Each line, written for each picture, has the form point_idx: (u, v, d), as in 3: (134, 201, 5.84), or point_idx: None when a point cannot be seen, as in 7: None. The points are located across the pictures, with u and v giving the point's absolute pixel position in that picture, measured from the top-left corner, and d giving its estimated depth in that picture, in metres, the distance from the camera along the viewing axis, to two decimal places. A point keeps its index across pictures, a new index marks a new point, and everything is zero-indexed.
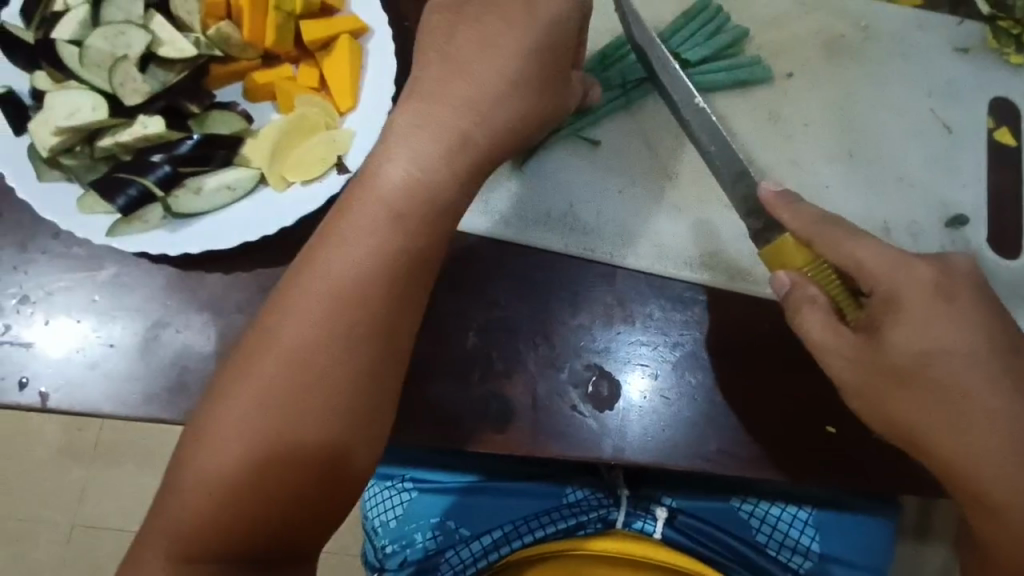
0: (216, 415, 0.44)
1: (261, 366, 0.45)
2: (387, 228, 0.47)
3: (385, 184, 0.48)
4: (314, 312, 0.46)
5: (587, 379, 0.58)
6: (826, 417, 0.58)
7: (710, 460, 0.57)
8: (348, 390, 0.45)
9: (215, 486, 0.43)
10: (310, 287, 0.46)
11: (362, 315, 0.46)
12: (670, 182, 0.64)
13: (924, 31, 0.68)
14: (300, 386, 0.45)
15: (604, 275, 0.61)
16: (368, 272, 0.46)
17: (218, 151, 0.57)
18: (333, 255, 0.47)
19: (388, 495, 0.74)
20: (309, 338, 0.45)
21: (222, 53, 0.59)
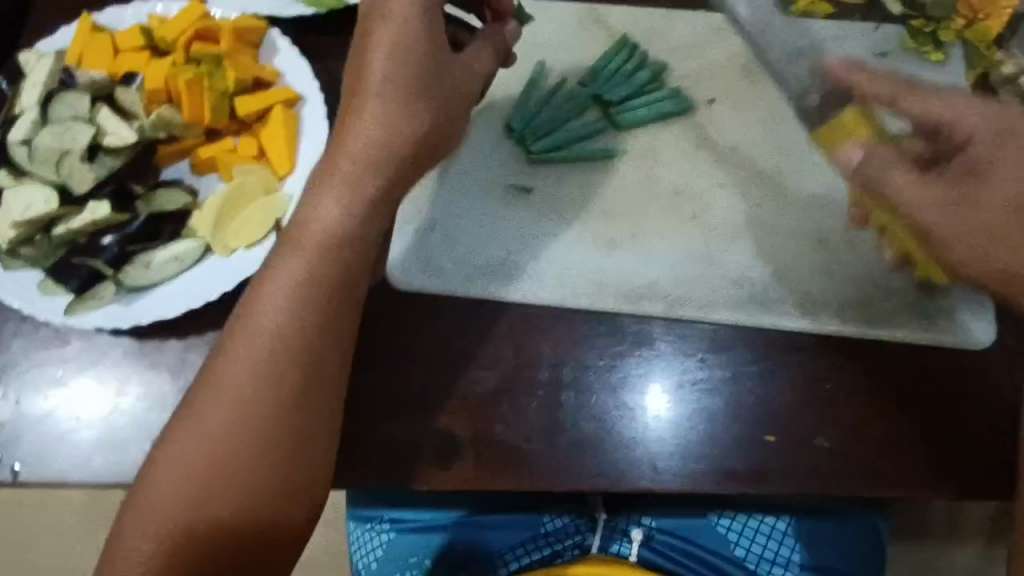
0: (164, 458, 0.47)
1: (200, 417, 0.47)
2: (310, 279, 0.49)
3: (309, 241, 0.49)
4: (243, 359, 0.47)
5: (527, 410, 0.57)
6: (766, 426, 0.56)
7: (658, 486, 0.55)
8: (286, 442, 0.47)
9: (163, 529, 0.45)
10: (254, 334, 0.48)
11: (294, 365, 0.47)
12: (605, 217, 0.64)
13: (842, 41, 0.69)
14: (239, 437, 0.46)
15: (541, 317, 0.61)
16: (298, 321, 0.48)
17: (167, 225, 0.62)
18: (262, 305, 0.48)
19: (369, 537, 0.75)
20: (248, 386, 0.47)
21: (167, 134, 0.63)
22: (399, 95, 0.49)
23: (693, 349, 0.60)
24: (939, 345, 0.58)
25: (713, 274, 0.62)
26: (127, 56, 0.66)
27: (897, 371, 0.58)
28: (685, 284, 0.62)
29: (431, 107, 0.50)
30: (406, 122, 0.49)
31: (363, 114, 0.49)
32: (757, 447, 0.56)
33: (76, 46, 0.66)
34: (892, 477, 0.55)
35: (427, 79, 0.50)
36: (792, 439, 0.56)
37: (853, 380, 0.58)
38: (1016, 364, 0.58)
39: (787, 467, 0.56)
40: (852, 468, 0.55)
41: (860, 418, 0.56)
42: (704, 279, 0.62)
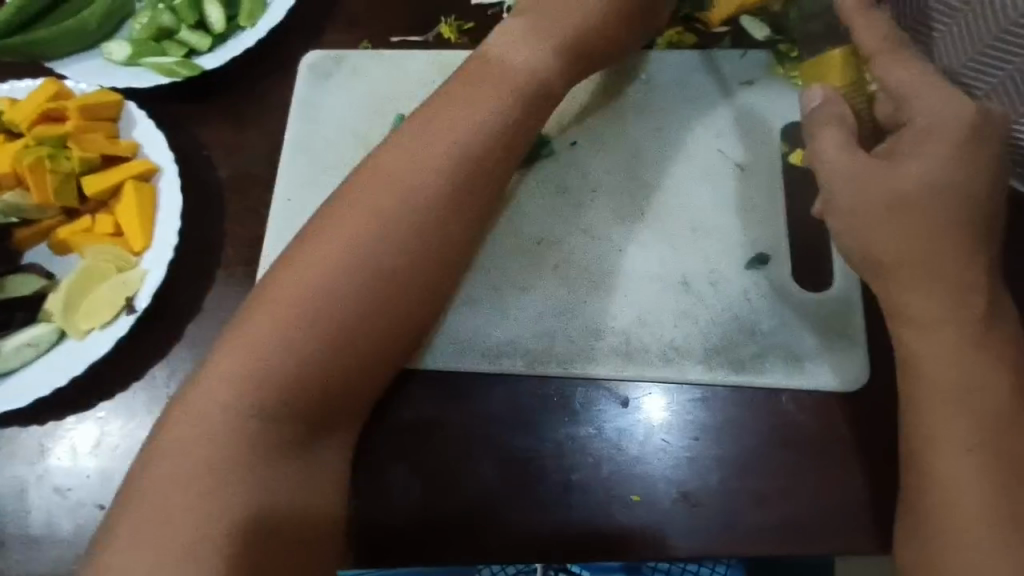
0: (268, 312, 0.49)
1: (269, 304, 0.49)
2: (339, 296, 0.49)
3: (339, 256, 0.50)
4: (311, 326, 0.48)
5: (388, 478, 0.56)
6: (631, 485, 0.55)
7: (540, 544, 0.54)
8: (332, 378, 0.49)
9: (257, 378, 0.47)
10: (337, 253, 0.51)
11: (315, 380, 0.48)
12: (469, 272, 0.62)
13: (705, 72, 0.67)
14: (293, 343, 0.48)
15: (394, 384, 0.59)
16: (324, 334, 0.48)
17: (18, 312, 0.61)
18: (293, 306, 0.49)
19: None
20: (324, 296, 0.49)
21: (20, 218, 0.63)
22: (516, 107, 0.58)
23: (569, 404, 0.58)
24: (800, 390, 0.56)
25: (577, 325, 0.60)
26: None
27: (765, 416, 0.56)
28: (550, 339, 0.59)
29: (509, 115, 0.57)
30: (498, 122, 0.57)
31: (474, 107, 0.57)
32: (629, 512, 0.54)
33: None
34: (758, 536, 0.53)
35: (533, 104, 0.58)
36: (655, 503, 0.54)
37: (719, 430, 0.56)
38: (883, 408, 0.56)
39: (652, 530, 0.54)
40: (720, 526, 0.53)
41: (721, 474, 0.55)
42: (569, 332, 0.59)
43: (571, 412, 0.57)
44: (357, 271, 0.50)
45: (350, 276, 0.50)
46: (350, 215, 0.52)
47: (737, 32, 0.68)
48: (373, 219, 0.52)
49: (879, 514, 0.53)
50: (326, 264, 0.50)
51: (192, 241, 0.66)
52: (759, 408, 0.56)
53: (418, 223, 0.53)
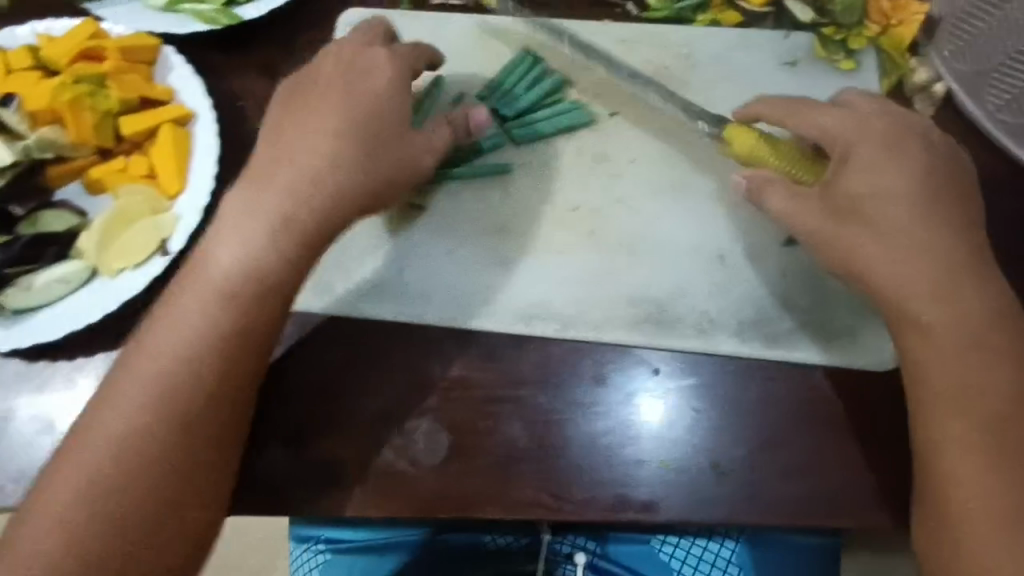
0: (104, 410, 0.50)
1: (114, 396, 0.50)
2: (188, 363, 0.50)
3: (178, 328, 0.51)
4: (142, 420, 0.49)
5: (414, 434, 0.56)
6: (661, 451, 0.55)
7: (561, 508, 0.54)
8: (168, 464, 0.49)
9: (87, 481, 0.48)
10: (169, 339, 0.51)
11: (160, 446, 0.49)
12: (503, 236, 0.62)
13: (749, 51, 0.67)
14: (131, 435, 0.49)
15: (428, 339, 0.59)
16: (169, 404, 0.50)
17: (49, 247, 0.61)
18: (145, 375, 0.50)
19: (307, 557, 0.82)
20: (155, 387, 0.50)
21: (55, 154, 0.63)
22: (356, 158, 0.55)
23: (599, 369, 0.58)
24: (833, 365, 0.57)
25: (610, 292, 0.60)
26: (16, 77, 0.65)
27: (797, 390, 0.56)
28: (585, 304, 0.60)
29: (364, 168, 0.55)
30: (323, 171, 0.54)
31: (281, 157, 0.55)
32: (639, 487, 0.54)
33: None
34: (787, 507, 0.53)
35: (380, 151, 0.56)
36: (686, 470, 0.55)
37: (752, 401, 0.56)
38: None
39: (684, 494, 0.54)
40: (751, 496, 0.54)
41: (751, 444, 0.55)
42: (603, 300, 0.60)
43: (598, 378, 0.57)
44: (189, 359, 0.50)
45: (191, 357, 0.51)
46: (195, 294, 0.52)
47: (782, 11, 0.68)
48: (221, 283, 0.52)
49: (901, 494, 0.53)
50: (165, 351, 0.51)
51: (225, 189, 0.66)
52: (791, 382, 0.56)
53: (241, 286, 0.52)
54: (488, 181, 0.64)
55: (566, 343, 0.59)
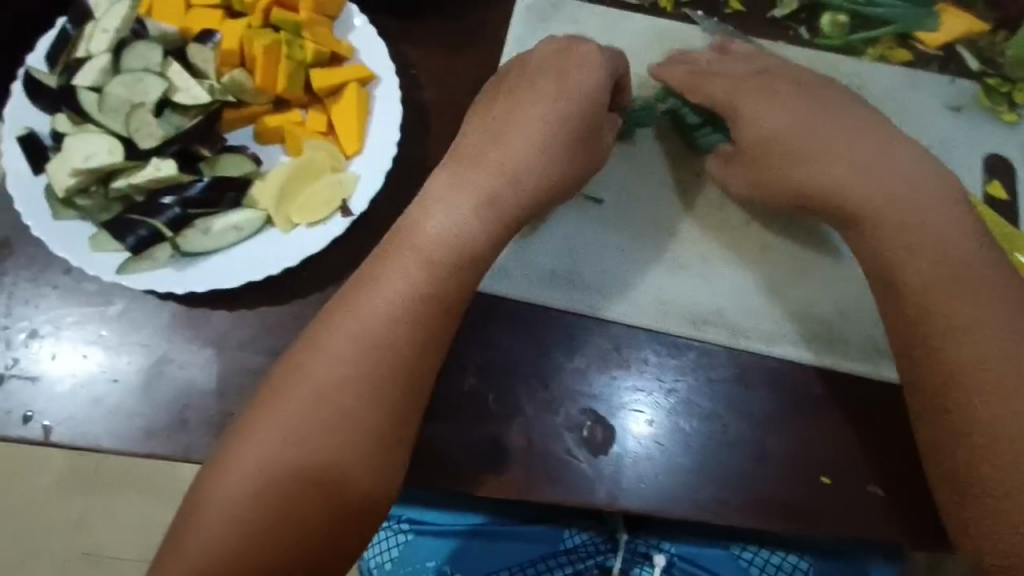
0: (291, 387, 0.50)
1: (299, 379, 0.50)
2: (374, 339, 0.51)
3: (372, 312, 0.51)
4: (330, 400, 0.49)
5: (582, 424, 0.58)
6: (820, 467, 0.57)
7: (719, 510, 0.56)
8: (352, 441, 0.49)
9: (271, 460, 0.48)
10: (358, 318, 0.51)
11: (343, 425, 0.49)
12: (675, 239, 0.64)
13: (917, 91, 0.70)
14: (319, 415, 0.49)
15: (601, 331, 0.61)
16: (354, 388, 0.50)
17: (227, 193, 0.59)
18: (337, 356, 0.50)
19: (386, 536, 0.78)
20: (342, 364, 0.50)
21: (235, 98, 0.61)
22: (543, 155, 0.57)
23: (763, 380, 0.60)
24: None
25: (779, 306, 0.62)
26: (199, 12, 0.63)
27: None
28: (753, 314, 0.62)
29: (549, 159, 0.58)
30: (518, 154, 0.57)
31: (493, 146, 0.57)
32: (738, 490, 0.57)
33: None
34: (934, 528, 0.56)
35: (563, 143, 0.58)
36: (846, 485, 0.57)
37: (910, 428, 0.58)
38: None
39: (836, 509, 0.56)
40: (899, 514, 0.56)
41: (902, 466, 0.57)
42: (770, 314, 0.62)
43: (755, 386, 0.60)
44: (379, 338, 0.51)
45: (382, 335, 0.51)
46: (390, 275, 0.53)
47: (949, 56, 0.71)
48: (418, 260, 0.53)
49: None
50: (353, 332, 0.51)
51: (400, 159, 0.65)
52: None
53: (434, 269, 0.53)
54: (663, 185, 0.65)
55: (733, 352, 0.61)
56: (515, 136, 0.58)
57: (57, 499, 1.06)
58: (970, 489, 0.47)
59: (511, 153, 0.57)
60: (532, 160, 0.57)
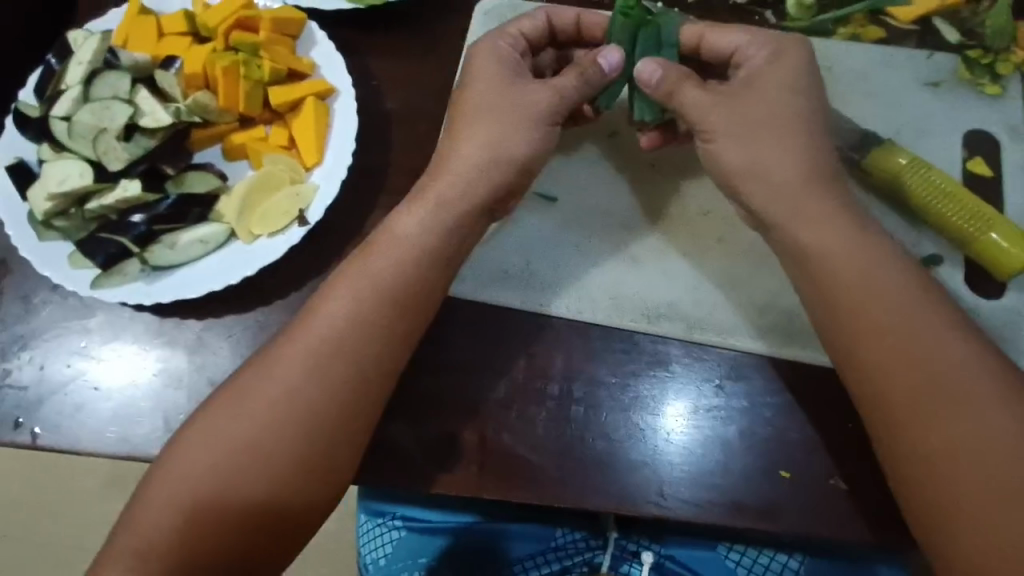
0: (237, 387, 0.52)
1: (250, 382, 0.52)
2: (315, 340, 0.52)
3: (324, 323, 0.53)
4: (275, 402, 0.51)
5: (540, 423, 0.57)
6: (780, 461, 0.55)
7: (697, 510, 0.54)
8: (291, 442, 0.50)
9: (213, 455, 0.50)
10: (314, 326, 0.53)
11: (285, 425, 0.50)
12: (631, 234, 0.63)
13: (892, 68, 0.66)
14: (262, 416, 0.51)
15: (555, 329, 0.60)
16: (296, 391, 0.51)
17: (193, 208, 0.63)
18: (287, 364, 0.52)
19: (379, 532, 0.74)
20: (287, 367, 0.52)
21: (201, 118, 0.64)
22: (500, 162, 0.56)
23: (723, 374, 0.58)
24: None
25: (738, 297, 0.61)
26: (170, 41, 0.67)
27: None
28: (711, 307, 0.60)
29: (511, 166, 0.57)
30: (479, 162, 0.56)
31: (459, 154, 0.57)
32: (710, 489, 0.55)
33: (123, 27, 0.67)
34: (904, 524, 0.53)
35: (526, 147, 0.57)
36: (809, 481, 0.55)
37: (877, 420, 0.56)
38: None
39: (798, 506, 0.54)
40: (865, 508, 0.54)
41: (871, 460, 0.55)
42: (727, 305, 0.60)
43: (715, 381, 0.58)
44: (329, 343, 0.52)
45: (327, 339, 0.52)
46: (347, 283, 0.54)
47: (926, 31, 0.68)
48: (383, 269, 0.54)
49: None
50: (308, 340, 0.52)
51: (361, 166, 0.66)
52: None
53: (388, 278, 0.54)
54: (617, 178, 0.65)
55: (690, 345, 0.59)
56: (477, 142, 0.56)
57: (89, 504, 1.12)
58: (946, 508, 0.46)
59: (475, 162, 0.56)
60: (495, 167, 0.56)
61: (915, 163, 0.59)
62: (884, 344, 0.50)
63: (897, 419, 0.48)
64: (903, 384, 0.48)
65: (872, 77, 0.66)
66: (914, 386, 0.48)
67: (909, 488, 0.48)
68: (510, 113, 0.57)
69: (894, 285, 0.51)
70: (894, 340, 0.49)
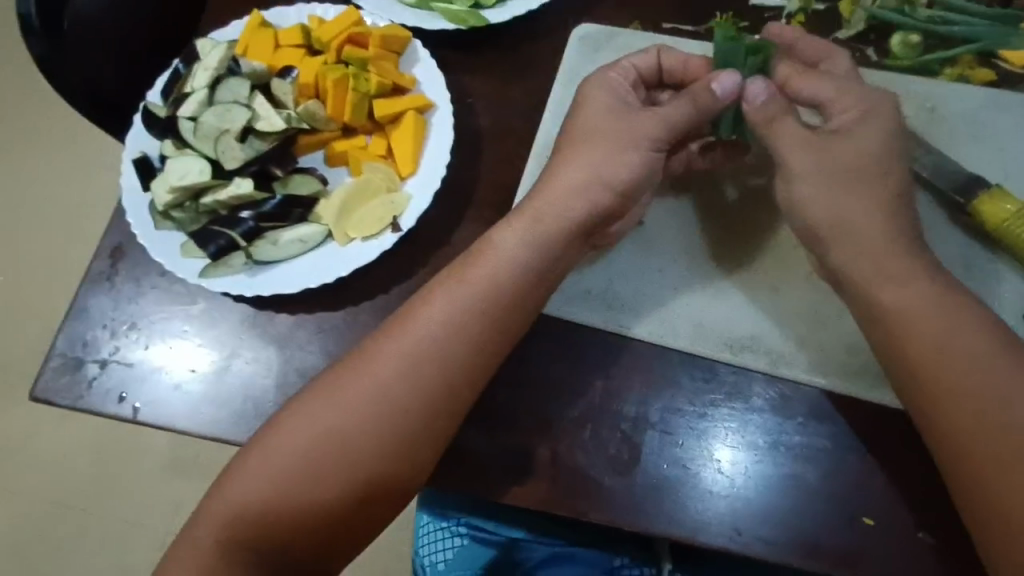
0: (329, 381, 0.54)
1: (341, 376, 0.54)
2: (409, 344, 0.54)
3: (420, 328, 0.55)
4: (365, 398, 0.53)
5: (615, 445, 0.57)
6: (863, 508, 0.53)
7: (769, 548, 0.53)
8: (378, 439, 0.52)
9: (302, 444, 0.52)
10: (410, 331, 0.55)
11: (373, 422, 0.52)
12: (717, 263, 0.63)
13: (1001, 112, 0.64)
14: (352, 411, 0.53)
15: (633, 352, 0.60)
16: (386, 390, 0.53)
17: (296, 209, 0.66)
18: (383, 363, 0.54)
19: (434, 536, 0.76)
20: (380, 367, 0.54)
21: (309, 125, 0.68)
22: (597, 185, 0.58)
23: (805, 414, 0.57)
24: None
25: (825, 335, 0.59)
26: (285, 52, 0.72)
27: None
28: (796, 342, 0.59)
29: (605, 187, 0.58)
30: (581, 184, 0.58)
31: (559, 175, 0.58)
32: (785, 529, 0.54)
33: (245, 38, 0.72)
34: None
35: (626, 169, 0.58)
36: (892, 531, 0.53)
37: None
38: None
39: (879, 557, 0.52)
40: (951, 565, 0.51)
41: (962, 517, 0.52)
42: (814, 342, 0.59)
43: (797, 419, 0.57)
44: (419, 347, 0.54)
45: (418, 343, 0.54)
46: (442, 291, 0.56)
47: None
48: (478, 281, 0.56)
49: None
50: (399, 341, 0.54)
51: (452, 178, 0.69)
52: None
53: (483, 290, 0.55)
54: (705, 206, 0.65)
55: (774, 380, 0.58)
56: (578, 165, 0.58)
57: (158, 484, 1.18)
58: None
59: (575, 183, 0.58)
60: (602, 190, 0.58)
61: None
62: (987, 394, 0.48)
63: (997, 477, 0.46)
64: (999, 440, 0.46)
65: (979, 120, 0.64)
66: (1015, 443, 0.46)
67: (999, 550, 0.46)
68: (610, 136, 0.58)
69: (998, 336, 0.49)
70: (998, 392, 0.47)
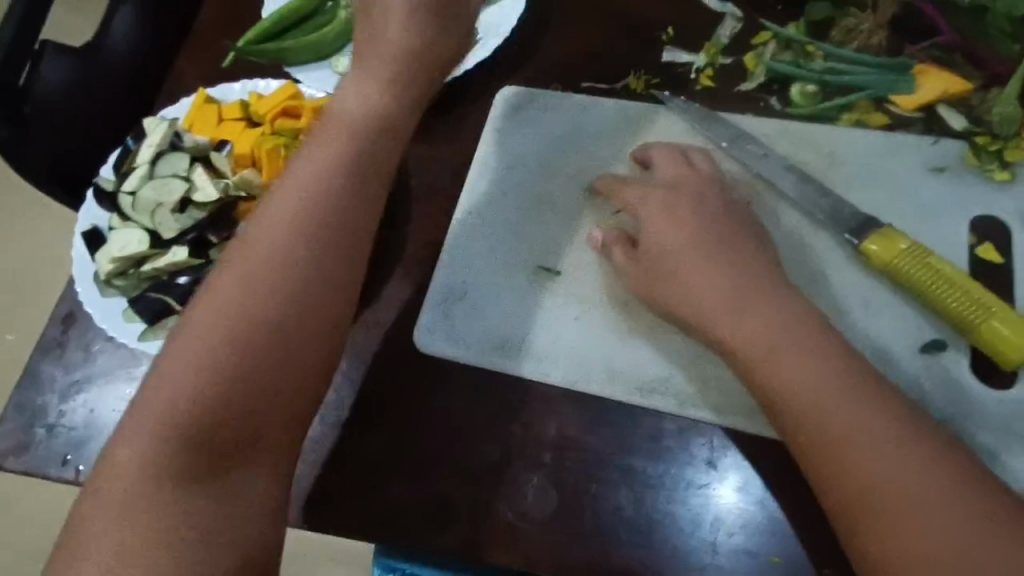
0: (151, 378, 0.48)
1: (164, 361, 0.48)
2: (232, 289, 0.50)
3: (238, 270, 0.50)
4: (194, 363, 0.47)
5: (531, 490, 0.59)
6: (770, 545, 0.55)
7: None
8: (223, 394, 0.47)
9: (141, 459, 0.45)
10: (226, 279, 0.50)
11: (212, 385, 0.47)
12: (628, 308, 0.65)
13: (896, 153, 0.67)
14: (184, 384, 0.47)
15: (549, 399, 0.62)
16: (213, 342, 0.48)
17: None
18: (206, 319, 0.49)
19: None
20: (202, 323, 0.49)
21: (246, 193, 0.73)
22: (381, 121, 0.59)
23: (714, 454, 0.59)
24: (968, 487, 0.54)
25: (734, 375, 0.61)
26: (227, 126, 0.77)
27: None
28: (702, 382, 0.61)
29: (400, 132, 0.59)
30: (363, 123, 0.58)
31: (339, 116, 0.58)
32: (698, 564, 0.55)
33: (190, 114, 0.77)
34: None
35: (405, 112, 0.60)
36: (798, 568, 0.54)
37: None
38: None
39: None
40: None
41: None
42: (722, 382, 0.61)
43: (706, 457, 0.59)
44: (240, 288, 0.50)
45: (237, 285, 0.50)
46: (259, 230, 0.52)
47: (933, 117, 0.69)
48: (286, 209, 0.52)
49: None
50: (220, 292, 0.50)
51: None
52: None
53: (296, 214, 0.52)
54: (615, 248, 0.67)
55: (685, 421, 0.60)
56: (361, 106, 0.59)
57: None
58: None
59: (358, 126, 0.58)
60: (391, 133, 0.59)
61: (917, 250, 0.59)
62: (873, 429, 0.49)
63: None
64: None
65: (876, 160, 0.67)
66: None
67: None
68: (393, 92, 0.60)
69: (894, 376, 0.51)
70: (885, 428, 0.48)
